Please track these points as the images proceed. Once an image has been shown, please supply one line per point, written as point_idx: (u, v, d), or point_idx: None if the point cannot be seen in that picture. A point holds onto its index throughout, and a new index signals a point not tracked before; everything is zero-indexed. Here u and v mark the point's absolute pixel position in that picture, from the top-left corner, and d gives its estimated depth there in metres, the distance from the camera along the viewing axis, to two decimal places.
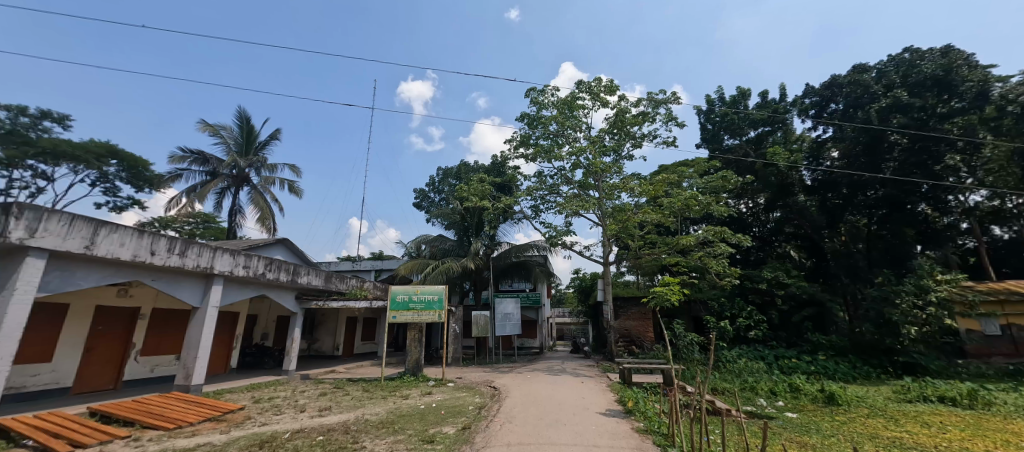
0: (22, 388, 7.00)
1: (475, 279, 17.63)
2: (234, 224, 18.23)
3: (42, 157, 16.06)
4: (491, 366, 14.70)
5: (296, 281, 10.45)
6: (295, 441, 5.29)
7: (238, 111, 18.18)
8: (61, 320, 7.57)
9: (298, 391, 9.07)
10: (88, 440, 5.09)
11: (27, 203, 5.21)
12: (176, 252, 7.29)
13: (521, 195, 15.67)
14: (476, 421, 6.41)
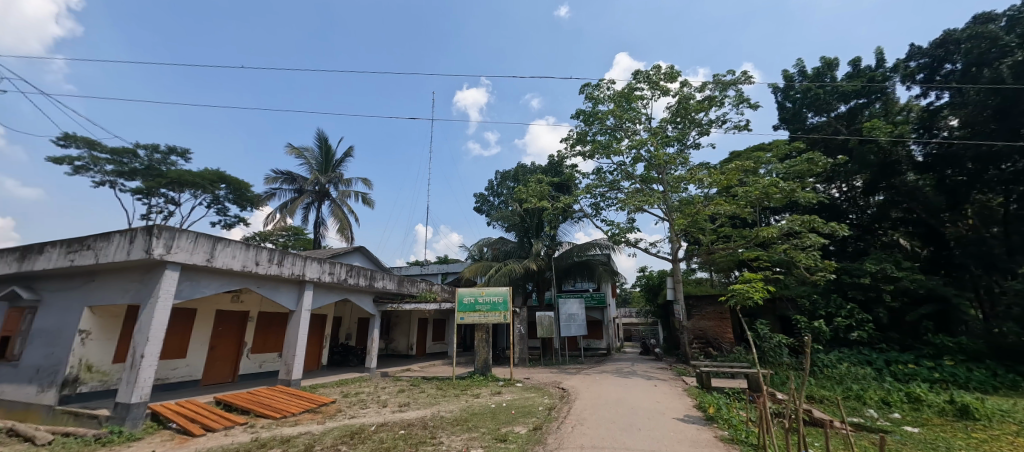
0: (166, 380, 8.37)
1: (539, 281, 17.75)
2: (319, 235, 20.20)
3: (170, 185, 19.08)
4: (560, 367, 14.64)
5: (373, 285, 11.29)
6: (380, 434, 5.72)
7: (317, 133, 20.19)
8: (191, 322, 8.92)
9: (380, 387, 9.77)
10: (216, 425, 5.94)
11: (165, 225, 6.20)
12: (275, 261, 8.26)
13: (581, 193, 15.42)
14: (547, 422, 6.43)
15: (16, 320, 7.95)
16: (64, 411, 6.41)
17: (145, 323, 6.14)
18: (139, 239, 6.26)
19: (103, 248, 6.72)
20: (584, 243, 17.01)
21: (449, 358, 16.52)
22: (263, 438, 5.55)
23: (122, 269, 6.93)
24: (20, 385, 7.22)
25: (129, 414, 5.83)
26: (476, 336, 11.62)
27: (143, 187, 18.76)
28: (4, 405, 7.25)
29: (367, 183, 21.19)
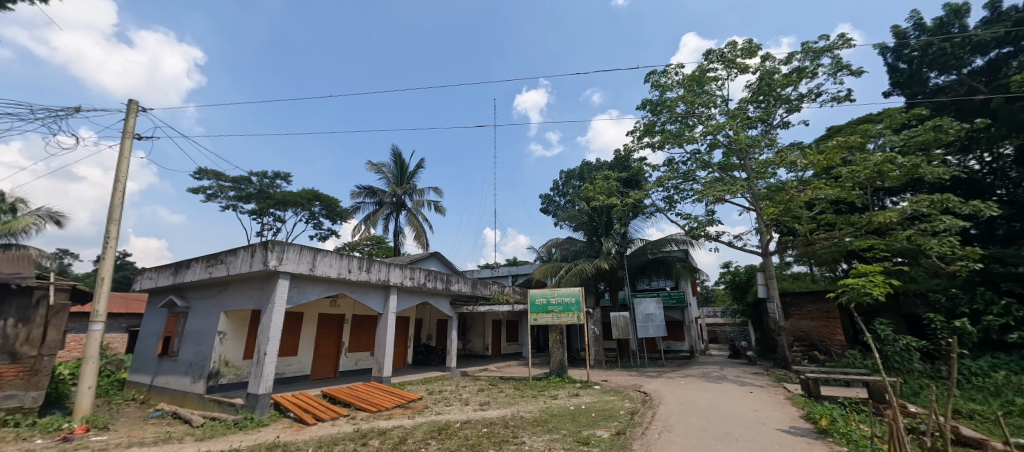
0: (282, 374, 9.69)
1: (611, 280, 17.45)
2: (398, 243, 21.73)
3: (275, 205, 21.97)
4: (640, 370, 14.06)
5: (449, 288, 11.89)
6: (465, 431, 6.01)
7: (392, 149, 21.80)
8: (299, 323, 10.18)
9: (461, 386, 10.24)
10: (324, 416, 6.73)
11: (277, 239, 7.20)
12: (365, 268, 9.11)
13: (652, 187, 14.84)
14: (630, 427, 6.23)
15: (174, 322, 9.74)
16: (211, 399, 7.74)
17: (267, 324, 7.17)
18: (258, 253, 7.34)
19: (232, 261, 7.99)
20: (658, 240, 16.69)
21: (524, 358, 16.72)
22: (363, 429, 6.14)
23: (247, 279, 8.16)
24: (179, 376, 8.82)
25: (258, 403, 6.85)
26: (550, 337, 11.69)
27: (256, 208, 21.89)
28: (168, 392, 8.90)
29: (439, 192, 22.39)
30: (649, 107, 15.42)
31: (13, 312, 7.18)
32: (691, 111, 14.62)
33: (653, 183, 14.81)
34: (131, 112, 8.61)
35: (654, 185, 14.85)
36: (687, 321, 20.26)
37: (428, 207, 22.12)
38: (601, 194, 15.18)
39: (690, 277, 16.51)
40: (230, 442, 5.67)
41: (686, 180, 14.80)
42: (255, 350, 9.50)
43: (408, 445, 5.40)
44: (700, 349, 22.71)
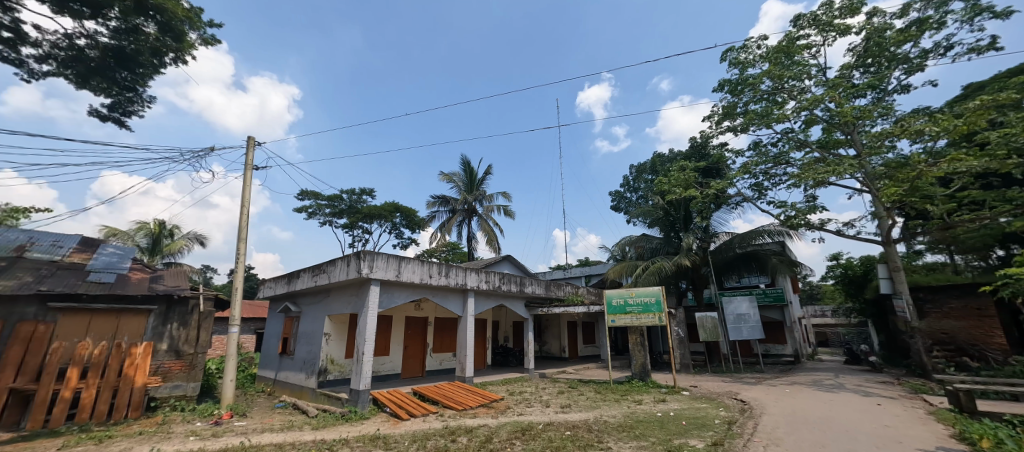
0: (378, 372, 10.59)
1: (694, 278, 16.65)
2: (471, 248, 22.52)
3: (362, 218, 24.21)
4: (735, 375, 12.89)
5: (523, 291, 12.06)
6: (548, 432, 6.05)
7: (461, 159, 22.71)
8: (389, 326, 11.05)
9: (540, 388, 10.32)
10: (416, 412, 7.26)
11: (368, 249, 7.96)
12: (444, 273, 9.63)
13: (736, 175, 13.79)
14: (729, 439, 5.74)
15: (290, 325, 11.21)
16: (321, 393, 8.76)
17: (363, 327, 7.93)
18: (352, 262, 8.18)
19: (332, 271, 8.98)
20: (747, 232, 15.29)
21: (603, 361, 16.28)
22: (451, 426, 6.50)
23: (345, 286, 9.12)
24: (296, 372, 10.12)
25: (360, 397, 7.61)
26: (630, 339, 11.28)
27: (347, 222, 24.29)
28: (288, 385, 10.25)
29: (507, 196, 22.89)
30: (728, 88, 14.32)
31: (176, 317, 8.80)
32: (780, 86, 13.29)
33: (737, 171, 13.88)
34: (251, 147, 10.15)
35: (739, 173, 13.87)
36: (790, 322, 17.89)
37: (498, 211, 22.66)
38: (677, 186, 14.19)
39: (787, 272, 15.04)
40: (339, 432, 6.36)
41: (778, 165, 14.08)
42: (354, 350, 10.54)
43: (494, 444, 5.59)
44: (807, 353, 20.16)
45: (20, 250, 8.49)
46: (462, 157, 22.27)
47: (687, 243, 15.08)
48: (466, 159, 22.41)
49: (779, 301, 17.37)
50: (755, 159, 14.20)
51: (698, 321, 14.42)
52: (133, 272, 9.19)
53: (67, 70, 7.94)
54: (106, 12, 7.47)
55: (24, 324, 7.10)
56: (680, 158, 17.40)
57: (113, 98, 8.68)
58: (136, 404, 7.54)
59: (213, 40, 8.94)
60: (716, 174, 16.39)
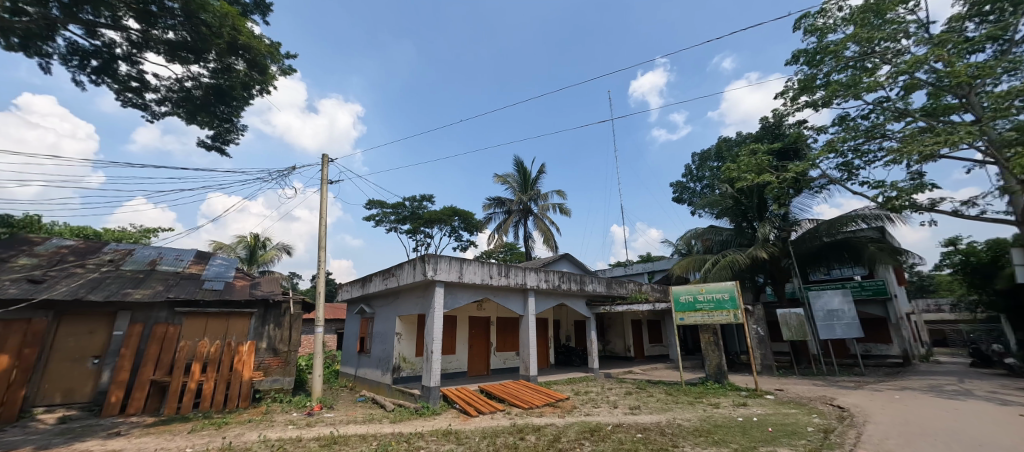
0: (446, 370, 11.07)
1: (773, 272, 15.28)
2: (528, 248, 22.56)
3: (424, 223, 25.38)
4: (828, 378, 11.56)
5: (584, 289, 11.87)
6: (619, 434, 5.91)
7: (515, 159, 22.85)
8: (455, 326, 11.47)
9: (607, 388, 10.10)
10: (484, 409, 7.50)
11: (431, 253, 8.36)
12: (504, 274, 9.78)
13: (819, 154, 12.41)
14: (825, 449, 5.14)
15: (366, 325, 12.07)
16: (397, 389, 9.36)
17: (431, 326, 8.32)
18: (418, 265, 8.64)
19: (401, 274, 9.52)
20: (836, 218, 13.62)
21: (673, 361, 15.46)
22: (519, 424, 6.59)
23: (412, 288, 9.63)
24: (373, 369, 10.89)
25: (431, 394, 8.01)
26: (702, 338, 10.62)
27: (410, 227, 25.58)
28: (366, 381, 11.05)
29: (562, 194, 22.63)
30: (804, 59, 12.94)
31: (272, 319, 9.89)
32: (869, 50, 11.76)
33: (820, 150, 12.47)
34: (325, 163, 11.07)
35: (822, 153, 12.44)
36: (896, 319, 15.47)
37: (554, 210, 22.49)
38: (749, 171, 13.31)
39: (888, 261, 13.19)
40: (414, 426, 6.75)
41: (870, 140, 12.48)
42: (423, 349, 11.08)
43: (562, 444, 5.56)
44: (920, 354, 17.53)
45: (153, 263, 10.25)
46: (515, 158, 22.41)
47: (763, 233, 13.79)
48: (519, 160, 22.53)
49: (880, 294, 15.38)
50: (839, 136, 12.73)
51: (781, 318, 13.23)
52: (237, 279, 10.65)
53: (179, 109, 9.42)
54: (206, 56, 8.69)
55: (158, 326, 8.45)
56: (749, 141, 15.96)
57: (215, 130, 10.07)
58: (244, 395, 8.60)
59: (289, 70, 10.04)
60: (793, 156, 14.78)
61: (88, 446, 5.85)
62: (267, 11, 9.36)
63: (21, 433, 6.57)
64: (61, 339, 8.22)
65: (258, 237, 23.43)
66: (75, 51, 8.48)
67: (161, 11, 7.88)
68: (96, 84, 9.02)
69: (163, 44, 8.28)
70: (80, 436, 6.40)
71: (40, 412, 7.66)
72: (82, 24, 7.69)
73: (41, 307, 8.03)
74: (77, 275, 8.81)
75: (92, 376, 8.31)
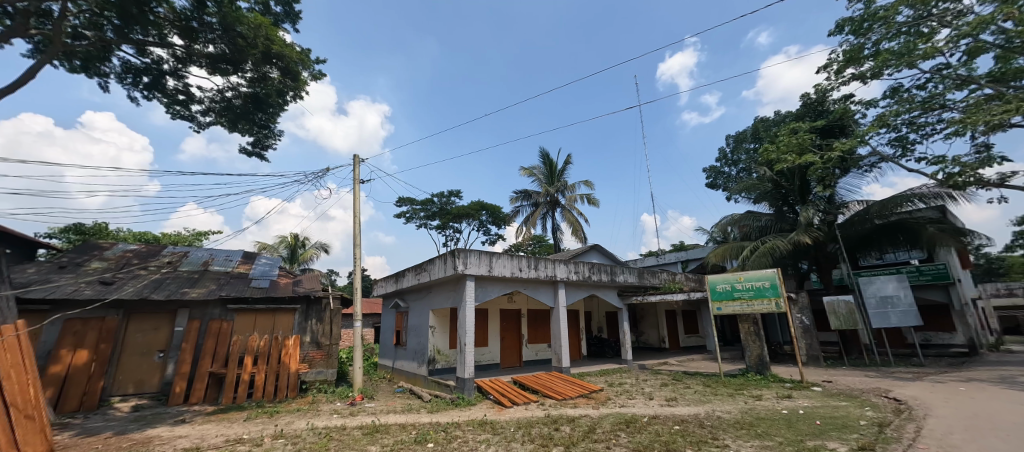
0: (480, 362, 11.28)
1: (819, 258, 14.43)
2: (557, 240, 22.42)
3: (453, 218, 25.75)
4: (882, 369, 10.86)
5: (615, 279, 11.69)
6: (655, 426, 5.83)
7: (541, 151, 22.66)
8: (487, 319, 11.64)
9: (642, 379, 9.95)
10: (518, 400, 7.61)
11: (461, 247, 8.48)
12: (533, 266, 9.77)
13: (869, 130, 11.55)
14: (879, 444, 4.85)
15: (402, 319, 12.45)
16: (433, 380, 9.63)
17: (463, 319, 8.47)
18: (449, 261, 8.81)
19: (432, 269, 9.72)
20: (889, 199, 12.61)
21: (710, 352, 14.98)
22: (553, 415, 6.63)
23: (444, 282, 9.82)
24: (409, 361, 11.24)
25: (466, 385, 8.19)
26: (741, 328, 10.24)
27: (440, 223, 26.03)
28: (404, 373, 11.41)
29: (589, 184, 22.27)
30: (850, 28, 12.01)
31: (314, 314, 10.41)
32: (925, 14, 10.79)
33: (869, 126, 11.60)
34: (357, 163, 11.42)
35: (872, 128, 11.57)
36: (961, 304, 14.22)
37: (582, 201, 22.19)
38: (790, 151, 12.60)
39: (952, 243, 12.07)
40: (451, 416, 6.94)
41: (928, 112, 11.47)
42: (457, 341, 11.33)
43: (597, 435, 5.54)
44: (988, 343, 16.14)
45: (206, 264, 11.02)
46: (542, 149, 22.23)
47: (805, 217, 13.01)
48: (545, 151, 22.34)
49: (941, 280, 14.25)
50: (890, 110, 11.78)
51: (827, 306, 12.50)
52: (281, 277, 11.27)
53: (222, 118, 9.98)
54: (244, 66, 9.14)
55: (213, 322, 9.11)
56: (789, 120, 15.04)
57: (255, 136, 10.61)
58: (292, 386, 9.12)
59: (319, 74, 10.42)
60: (839, 134, 13.82)
61: (158, 432, 6.41)
62: (296, 19, 9.71)
63: (102, 420, 7.29)
64: (131, 335, 9.01)
65: (298, 237, 24.63)
66: (129, 69, 9.17)
67: (202, 26, 8.35)
68: (148, 99, 9.72)
69: (204, 57, 8.78)
70: (152, 423, 7.02)
71: (117, 401, 8.46)
72: (133, 44, 8.27)
73: (112, 306, 8.83)
74: (141, 276, 9.61)
75: (159, 368, 9.08)
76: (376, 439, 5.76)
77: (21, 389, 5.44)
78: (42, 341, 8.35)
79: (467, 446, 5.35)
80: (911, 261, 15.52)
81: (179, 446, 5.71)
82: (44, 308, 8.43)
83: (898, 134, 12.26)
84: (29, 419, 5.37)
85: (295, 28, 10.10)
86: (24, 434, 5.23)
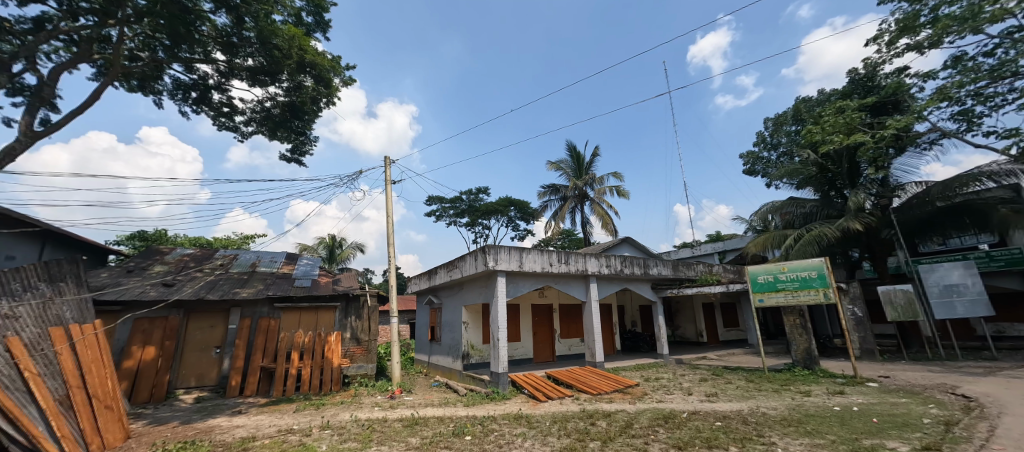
0: (513, 357, 11.42)
1: (872, 245, 13.50)
2: (586, 233, 22.14)
3: (482, 215, 25.98)
4: (946, 363, 10.08)
5: (648, 273, 11.42)
6: (696, 422, 5.67)
7: (568, 145, 22.38)
8: (518, 314, 11.73)
9: (679, 374, 9.69)
10: (553, 394, 7.64)
11: (491, 245, 8.58)
12: (563, 261, 9.69)
13: (927, 104, 10.64)
14: (947, 444, 4.48)
15: (436, 315, 12.76)
16: (468, 375, 9.81)
17: (495, 314, 8.56)
18: (480, 258, 8.93)
19: (464, 266, 9.88)
20: (952, 178, 11.49)
21: (752, 346, 14.38)
22: (588, 410, 6.57)
23: (475, 278, 9.97)
24: (444, 356, 11.51)
25: (500, 379, 8.28)
26: (786, 321, 9.76)
27: (469, 220, 26.38)
28: (439, 367, 11.69)
29: (618, 176, 21.81)
30: None
31: (353, 311, 10.85)
32: None
33: (928, 99, 10.67)
34: (387, 164, 11.71)
35: (931, 102, 10.64)
36: None
37: (611, 193, 21.77)
38: (836, 132, 11.81)
39: None
40: (487, 410, 7.04)
41: (997, 81, 10.41)
42: (490, 336, 11.54)
43: (635, 430, 5.45)
44: None
45: (253, 265, 11.73)
46: (569, 143, 21.95)
47: (855, 202, 12.15)
48: (573, 145, 22.07)
49: (1016, 265, 12.82)
50: (952, 81, 10.77)
51: (883, 296, 11.64)
52: (321, 276, 11.81)
53: (262, 127, 10.54)
54: (280, 76, 9.58)
55: (262, 320, 9.70)
56: (834, 98, 14.04)
57: (293, 143, 11.13)
58: (335, 380, 9.55)
59: (350, 80, 10.79)
60: (891, 111, 12.81)
61: (219, 422, 6.91)
62: (327, 28, 10.07)
63: (170, 410, 7.94)
64: (190, 332, 9.73)
65: (336, 238, 25.70)
66: (179, 86, 9.84)
67: (242, 41, 8.82)
68: (197, 113, 10.40)
69: (244, 70, 9.29)
70: (212, 413, 7.57)
71: (181, 393, 9.18)
72: (182, 62, 8.86)
73: (173, 306, 9.57)
74: (198, 278, 10.37)
75: (216, 363, 9.78)
76: (416, 431, 5.94)
77: (100, 382, 6.01)
78: (116, 338, 9.18)
79: (504, 439, 5.42)
80: (979, 246, 14.13)
81: (238, 435, 6.13)
82: (115, 308, 9.19)
83: (962, 107, 11.19)
84: (108, 409, 5.92)
85: (326, 37, 10.47)
86: (105, 422, 5.76)
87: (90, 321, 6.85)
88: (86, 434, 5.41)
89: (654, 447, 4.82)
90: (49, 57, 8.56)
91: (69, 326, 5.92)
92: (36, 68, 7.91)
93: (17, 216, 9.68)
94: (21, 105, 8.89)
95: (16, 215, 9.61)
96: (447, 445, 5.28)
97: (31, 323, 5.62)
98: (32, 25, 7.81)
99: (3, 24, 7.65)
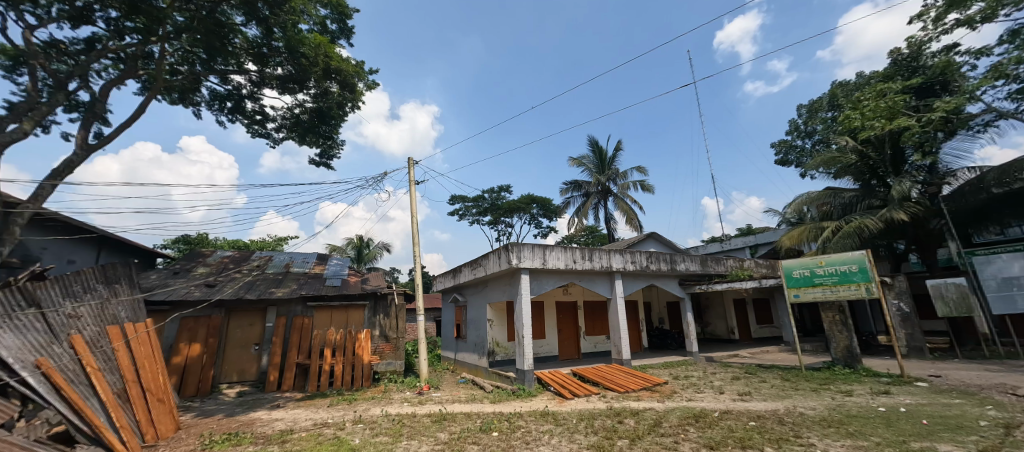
0: (538, 354, 11.46)
1: (919, 236, 12.69)
2: (611, 230, 21.84)
3: (505, 213, 26.06)
4: (1007, 363, 9.21)
5: (675, 268, 11.14)
6: (728, 421, 5.51)
7: (590, 140, 22.05)
8: (542, 312, 11.75)
9: (710, 372, 9.43)
10: (579, 392, 7.60)
11: (515, 242, 8.61)
12: (587, 258, 9.60)
13: (980, 83, 9.91)
14: (1006, 448, 4.19)
15: (461, 313, 12.96)
16: (493, 372, 9.88)
17: (520, 311, 8.58)
18: (503, 256, 8.98)
19: (487, 264, 9.94)
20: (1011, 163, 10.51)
21: (788, 343, 13.78)
22: (616, 408, 6.51)
23: (499, 276, 10.05)
24: (470, 353, 11.65)
25: (526, 376, 8.30)
26: (824, 318, 9.28)
27: (492, 219, 26.54)
28: (465, 364, 11.85)
29: (642, 170, 21.36)
30: None
31: (382, 309, 11.13)
32: None
33: (981, 78, 9.92)
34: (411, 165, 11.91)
35: (985, 81, 9.90)
36: None
37: (635, 188, 21.36)
38: (878, 117, 11.11)
39: None
40: (513, 406, 7.12)
41: None
42: (515, 334, 11.63)
43: (664, 429, 5.34)
44: None
45: (287, 265, 12.27)
46: (591, 138, 21.68)
47: (900, 190, 11.42)
48: (594, 139, 21.77)
49: None
50: (1009, 57, 9.94)
51: (932, 290, 10.92)
52: (351, 276, 12.16)
53: (292, 133, 10.97)
54: (308, 84, 9.91)
55: (296, 318, 10.10)
56: (875, 81, 13.21)
57: (321, 148, 11.51)
58: (366, 376, 9.88)
59: (374, 84, 11.06)
60: (940, 92, 11.95)
61: (259, 415, 7.26)
62: (351, 34, 10.32)
63: (215, 403, 8.42)
64: (232, 330, 10.27)
65: (363, 238, 26.42)
66: (216, 96, 10.34)
67: (272, 51, 9.20)
68: (233, 122, 10.89)
69: (275, 79, 9.68)
70: (253, 407, 7.96)
71: (224, 388, 9.71)
72: (217, 74, 9.33)
73: (215, 306, 10.12)
74: (237, 279, 10.92)
75: (255, 359, 10.28)
76: (444, 427, 6.05)
77: (153, 376, 6.42)
78: (165, 336, 9.80)
79: (531, 436, 5.43)
80: None
81: (277, 427, 6.43)
82: (164, 308, 9.80)
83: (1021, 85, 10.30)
84: (161, 401, 6.31)
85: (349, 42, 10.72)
86: (158, 414, 6.15)
87: (142, 320, 7.32)
88: (141, 425, 5.82)
89: (685, 446, 4.72)
90: (100, 75, 9.18)
91: (125, 325, 6.36)
92: (89, 86, 8.50)
93: (76, 224, 10.48)
94: (77, 120, 9.60)
95: (76, 222, 10.40)
96: (474, 441, 5.35)
97: (91, 322, 6.13)
98: (84, 45, 8.43)
99: (59, 46, 8.28)
